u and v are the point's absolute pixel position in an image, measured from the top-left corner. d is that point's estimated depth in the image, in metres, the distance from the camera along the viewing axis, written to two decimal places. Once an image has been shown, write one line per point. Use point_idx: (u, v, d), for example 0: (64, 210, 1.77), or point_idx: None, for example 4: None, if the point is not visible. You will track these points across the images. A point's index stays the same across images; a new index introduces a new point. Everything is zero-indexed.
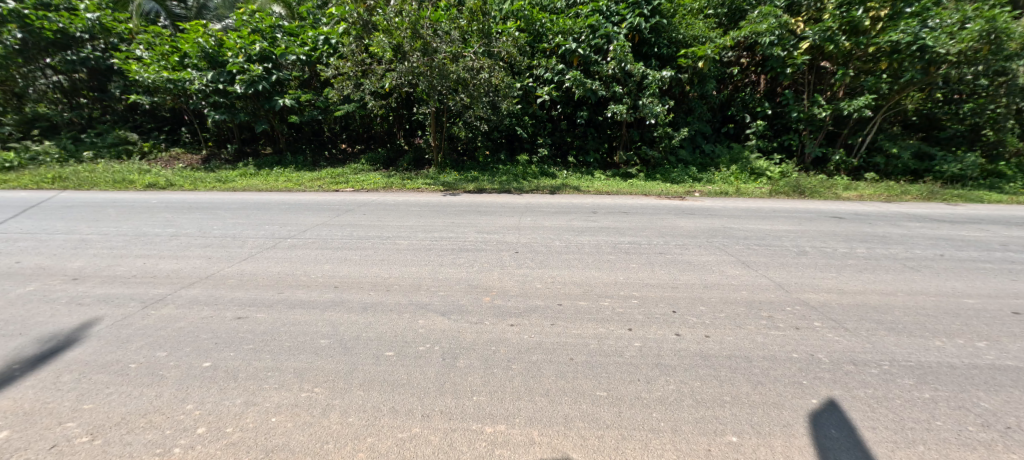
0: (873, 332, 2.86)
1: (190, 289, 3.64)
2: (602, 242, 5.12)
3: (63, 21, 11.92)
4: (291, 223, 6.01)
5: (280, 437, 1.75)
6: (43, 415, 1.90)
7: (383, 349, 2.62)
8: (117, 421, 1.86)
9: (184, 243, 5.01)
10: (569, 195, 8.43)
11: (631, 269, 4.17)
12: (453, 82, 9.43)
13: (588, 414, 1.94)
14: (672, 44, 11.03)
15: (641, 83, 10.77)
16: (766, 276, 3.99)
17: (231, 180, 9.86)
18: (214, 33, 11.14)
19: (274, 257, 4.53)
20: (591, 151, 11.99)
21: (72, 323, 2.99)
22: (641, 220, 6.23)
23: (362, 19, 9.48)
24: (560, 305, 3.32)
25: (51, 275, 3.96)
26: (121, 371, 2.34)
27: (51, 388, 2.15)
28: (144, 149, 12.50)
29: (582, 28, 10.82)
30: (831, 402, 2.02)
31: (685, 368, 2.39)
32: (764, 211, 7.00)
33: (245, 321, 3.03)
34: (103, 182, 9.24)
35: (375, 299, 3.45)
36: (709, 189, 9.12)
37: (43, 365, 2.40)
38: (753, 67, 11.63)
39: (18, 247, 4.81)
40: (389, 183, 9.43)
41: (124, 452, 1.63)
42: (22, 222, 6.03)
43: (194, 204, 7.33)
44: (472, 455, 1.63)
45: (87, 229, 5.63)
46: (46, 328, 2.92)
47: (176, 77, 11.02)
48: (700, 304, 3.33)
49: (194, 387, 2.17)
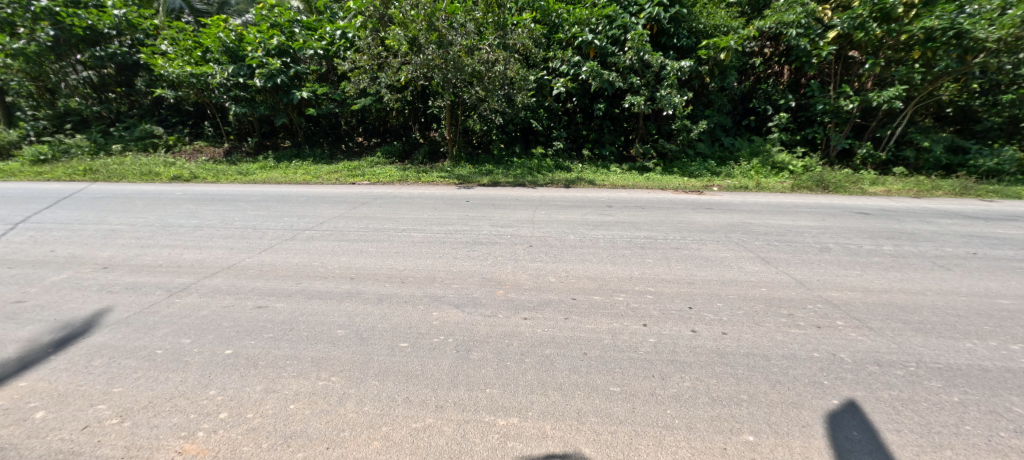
0: (899, 333, 2.76)
1: (213, 279, 3.74)
2: (617, 236, 5.04)
3: (92, 17, 12.18)
4: (309, 215, 6.11)
5: (298, 424, 1.81)
6: (77, 397, 2.03)
7: (397, 340, 2.65)
8: (144, 404, 1.96)
9: (208, 233, 5.16)
10: (583, 189, 8.39)
11: (647, 264, 4.10)
12: (468, 75, 9.41)
13: (601, 409, 1.93)
14: (692, 34, 10.77)
15: (659, 74, 10.54)
16: (786, 273, 3.88)
17: (251, 172, 10.10)
18: (235, 27, 11.37)
19: (293, 248, 4.62)
20: (607, 144, 11.78)
21: (90, 316, 3.01)
22: (657, 215, 6.12)
23: (378, 12, 9.43)
24: (574, 300, 3.30)
25: (84, 263, 4.14)
26: (148, 356, 2.43)
27: (84, 371, 2.28)
28: (169, 142, 12.87)
29: (599, 18, 10.60)
30: (852, 403, 1.96)
31: (700, 365, 2.35)
32: (786, 207, 6.77)
33: (265, 310, 3.11)
34: (131, 174, 9.60)
35: (390, 291, 3.48)
36: (728, 183, 8.92)
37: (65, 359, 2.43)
38: (777, 57, 11.23)
39: (54, 237, 5.04)
40: (404, 176, 9.49)
41: (150, 435, 1.73)
42: (56, 213, 6.30)
43: (216, 195, 7.57)
44: (485, 447, 1.65)
45: (116, 220, 5.86)
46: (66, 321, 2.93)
47: (199, 71, 11.22)
48: (716, 301, 3.26)
49: (217, 374, 2.24)
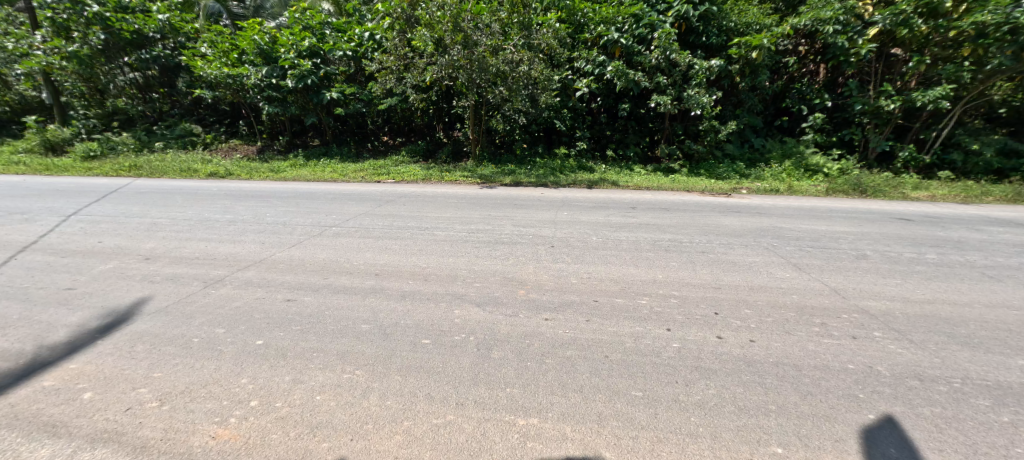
0: (943, 347, 2.59)
1: (245, 272, 3.89)
2: (641, 239, 4.96)
3: (138, 22, 12.80)
4: (336, 212, 6.28)
5: (324, 414, 1.86)
6: (121, 380, 2.16)
7: (420, 337, 2.69)
8: (182, 389, 2.07)
9: (241, 228, 5.37)
10: (606, 190, 8.29)
11: (672, 268, 4.01)
12: (492, 75, 9.46)
13: (622, 413, 1.90)
14: (723, 32, 10.41)
15: (686, 73, 10.33)
16: (819, 280, 3.72)
17: (282, 170, 10.47)
18: (269, 30, 11.81)
19: (320, 244, 4.76)
20: (632, 145, 11.60)
21: (133, 304, 3.19)
22: (682, 217, 5.98)
23: (405, 14, 9.56)
24: (596, 302, 3.27)
25: (128, 254, 4.38)
26: (185, 344, 2.56)
27: (127, 356, 2.42)
28: (207, 140, 13.48)
29: (626, 17, 10.45)
30: (890, 419, 1.85)
31: (726, 372, 2.28)
32: (821, 211, 6.49)
33: (293, 304, 3.22)
34: (172, 170, 10.11)
35: (412, 288, 3.54)
36: (758, 186, 8.62)
37: (109, 344, 2.58)
38: (812, 56, 10.89)
39: (103, 229, 5.37)
40: (428, 176, 9.62)
41: (186, 420, 1.82)
42: (104, 206, 6.70)
43: (250, 192, 7.88)
44: (505, 446, 1.65)
45: (158, 213, 6.18)
46: (111, 308, 3.12)
47: (235, 73, 11.70)
48: (744, 307, 3.16)
49: (248, 363, 2.33)
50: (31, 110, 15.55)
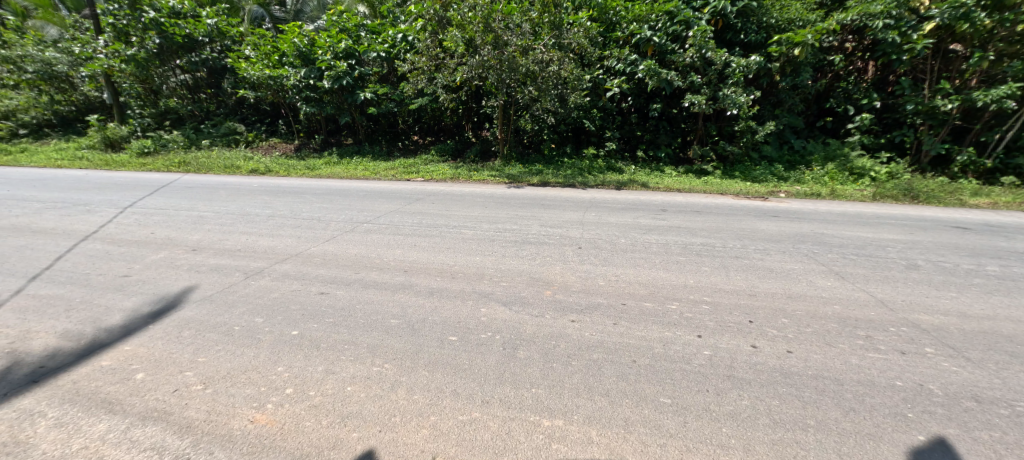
0: (1006, 367, 2.38)
1: (282, 265, 4.06)
2: (671, 242, 4.84)
3: (190, 27, 13.59)
4: (367, 209, 6.46)
5: (354, 405, 1.92)
6: (169, 363, 2.30)
7: (447, 333, 2.73)
8: (224, 374, 2.18)
9: (279, 223, 5.61)
10: (636, 191, 8.14)
11: (703, 273, 3.89)
12: (522, 75, 9.46)
13: (650, 420, 1.86)
14: (762, 29, 10.01)
15: (722, 72, 10.00)
16: (864, 290, 3.51)
17: (318, 168, 10.87)
18: (308, 33, 12.28)
19: (352, 239, 4.91)
20: (663, 146, 11.33)
21: (180, 292, 3.39)
22: (715, 221, 5.79)
23: (437, 15, 9.78)
24: (624, 305, 3.21)
25: (177, 245, 4.67)
26: (227, 331, 2.70)
27: (175, 340, 2.58)
28: (249, 139, 14.19)
29: (659, 14, 10.21)
30: (942, 441, 1.72)
31: (760, 383, 2.19)
32: (867, 217, 6.13)
33: (327, 296, 3.33)
34: (217, 167, 10.71)
35: (440, 285, 3.59)
36: (797, 190, 8.23)
37: (159, 329, 2.75)
38: (860, 52, 10.27)
39: (156, 220, 5.74)
40: (457, 174, 9.74)
41: (227, 404, 1.92)
42: (157, 199, 7.18)
43: (287, 188, 8.22)
44: (529, 447, 1.65)
45: (205, 207, 6.56)
46: (161, 295, 3.33)
47: (276, 74, 12.23)
48: (781, 316, 3.02)
49: (284, 352, 2.43)
50: (93, 110, 16.83)
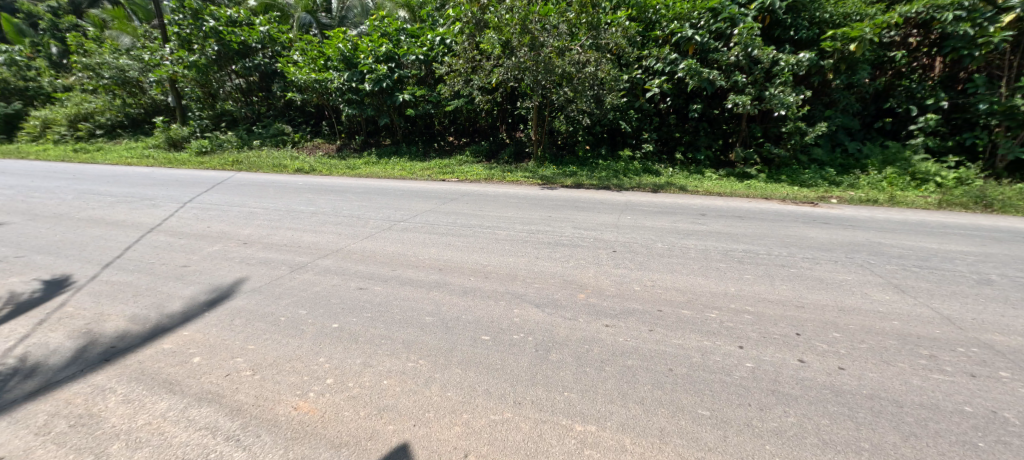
0: None
1: (324, 260, 4.25)
2: (711, 248, 4.67)
3: (244, 34, 14.58)
4: (404, 208, 6.64)
5: (390, 398, 1.97)
6: (222, 349, 2.46)
7: (480, 333, 2.75)
8: (271, 362, 2.31)
9: (322, 220, 5.87)
10: (674, 194, 7.91)
11: (746, 281, 3.72)
12: (558, 76, 9.41)
13: (687, 431, 1.80)
14: (814, 25, 9.55)
15: (769, 71, 9.57)
16: (928, 306, 3.23)
17: (358, 167, 11.29)
18: (351, 38, 12.80)
19: (390, 237, 5.06)
20: (703, 148, 10.93)
21: (232, 283, 3.62)
22: (759, 227, 5.53)
23: (475, 18, 9.84)
24: (660, 312, 3.12)
25: (230, 238, 4.99)
26: (274, 321, 2.85)
27: (228, 328, 2.75)
28: (295, 139, 14.97)
29: (702, 11, 9.88)
30: None
31: (808, 400, 2.06)
32: (934, 226, 5.65)
33: (365, 292, 3.45)
34: (267, 166, 11.35)
35: (474, 284, 3.63)
36: (851, 195, 7.71)
37: (214, 317, 2.95)
38: (926, 48, 9.50)
39: (213, 215, 6.17)
40: (491, 175, 9.82)
41: (273, 390, 2.03)
42: (214, 195, 7.71)
43: (330, 186, 8.60)
44: (561, 451, 1.63)
45: (256, 204, 6.97)
46: (216, 285, 3.57)
47: (322, 77, 12.84)
48: (832, 330, 2.84)
49: (326, 344, 2.54)
50: (158, 112, 18.08)
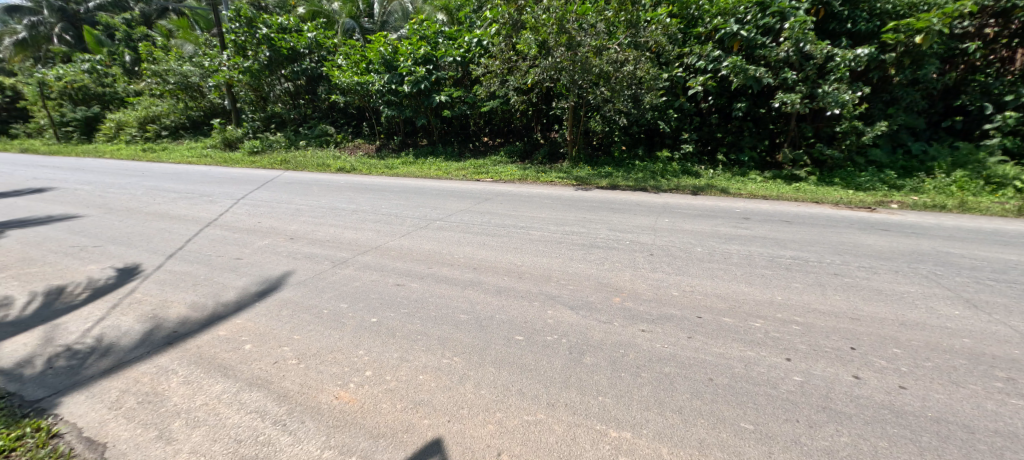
0: None
1: (364, 256, 4.41)
2: (755, 253, 4.45)
3: (293, 40, 15.44)
4: (439, 207, 6.79)
5: (425, 393, 2.02)
6: (271, 338, 2.61)
7: (513, 333, 2.76)
8: (315, 352, 2.43)
9: (362, 217, 6.11)
10: (715, 197, 7.61)
11: (794, 289, 3.52)
12: (595, 76, 9.27)
13: (728, 444, 1.72)
14: (874, 16, 8.91)
15: (822, 67, 9.01)
16: (1007, 324, 2.92)
17: (395, 167, 11.65)
18: (392, 42, 13.20)
19: (426, 236, 5.18)
20: (746, 148, 10.43)
21: (279, 275, 3.83)
22: (809, 232, 5.22)
23: (512, 19, 9.77)
24: (700, 318, 3.01)
25: (279, 233, 5.29)
26: (318, 314, 2.99)
27: (276, 318, 2.91)
28: (338, 140, 15.65)
29: (748, 6, 9.44)
30: None
31: (863, 420, 1.92)
32: (1017, 235, 5.11)
33: (402, 288, 3.55)
34: (311, 165, 11.94)
35: (508, 284, 3.65)
36: (913, 200, 7.11)
37: (263, 307, 3.13)
38: (1005, 39, 8.72)
39: (263, 211, 6.55)
40: (526, 176, 9.85)
41: (317, 380, 2.13)
42: (266, 193, 8.20)
43: (371, 186, 8.92)
44: (595, 455, 1.61)
45: (302, 201, 7.36)
46: (264, 277, 3.79)
47: (364, 80, 13.35)
48: (893, 346, 2.63)
49: (365, 337, 2.64)
50: (216, 114, 19.40)
